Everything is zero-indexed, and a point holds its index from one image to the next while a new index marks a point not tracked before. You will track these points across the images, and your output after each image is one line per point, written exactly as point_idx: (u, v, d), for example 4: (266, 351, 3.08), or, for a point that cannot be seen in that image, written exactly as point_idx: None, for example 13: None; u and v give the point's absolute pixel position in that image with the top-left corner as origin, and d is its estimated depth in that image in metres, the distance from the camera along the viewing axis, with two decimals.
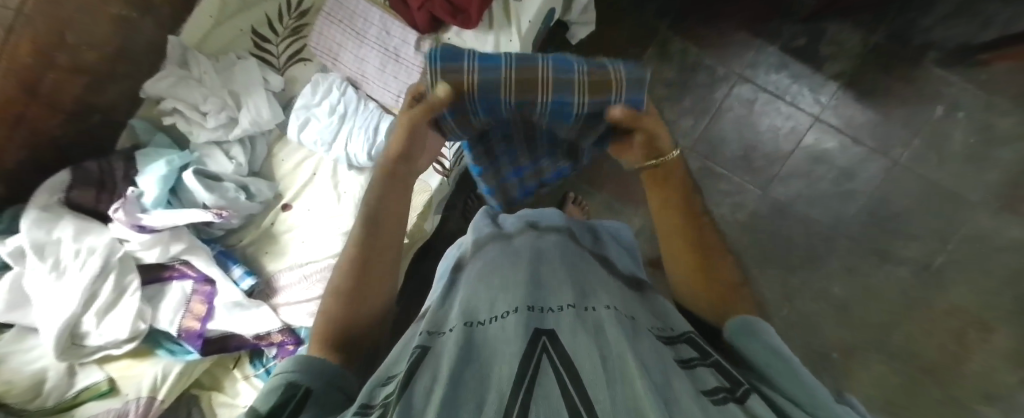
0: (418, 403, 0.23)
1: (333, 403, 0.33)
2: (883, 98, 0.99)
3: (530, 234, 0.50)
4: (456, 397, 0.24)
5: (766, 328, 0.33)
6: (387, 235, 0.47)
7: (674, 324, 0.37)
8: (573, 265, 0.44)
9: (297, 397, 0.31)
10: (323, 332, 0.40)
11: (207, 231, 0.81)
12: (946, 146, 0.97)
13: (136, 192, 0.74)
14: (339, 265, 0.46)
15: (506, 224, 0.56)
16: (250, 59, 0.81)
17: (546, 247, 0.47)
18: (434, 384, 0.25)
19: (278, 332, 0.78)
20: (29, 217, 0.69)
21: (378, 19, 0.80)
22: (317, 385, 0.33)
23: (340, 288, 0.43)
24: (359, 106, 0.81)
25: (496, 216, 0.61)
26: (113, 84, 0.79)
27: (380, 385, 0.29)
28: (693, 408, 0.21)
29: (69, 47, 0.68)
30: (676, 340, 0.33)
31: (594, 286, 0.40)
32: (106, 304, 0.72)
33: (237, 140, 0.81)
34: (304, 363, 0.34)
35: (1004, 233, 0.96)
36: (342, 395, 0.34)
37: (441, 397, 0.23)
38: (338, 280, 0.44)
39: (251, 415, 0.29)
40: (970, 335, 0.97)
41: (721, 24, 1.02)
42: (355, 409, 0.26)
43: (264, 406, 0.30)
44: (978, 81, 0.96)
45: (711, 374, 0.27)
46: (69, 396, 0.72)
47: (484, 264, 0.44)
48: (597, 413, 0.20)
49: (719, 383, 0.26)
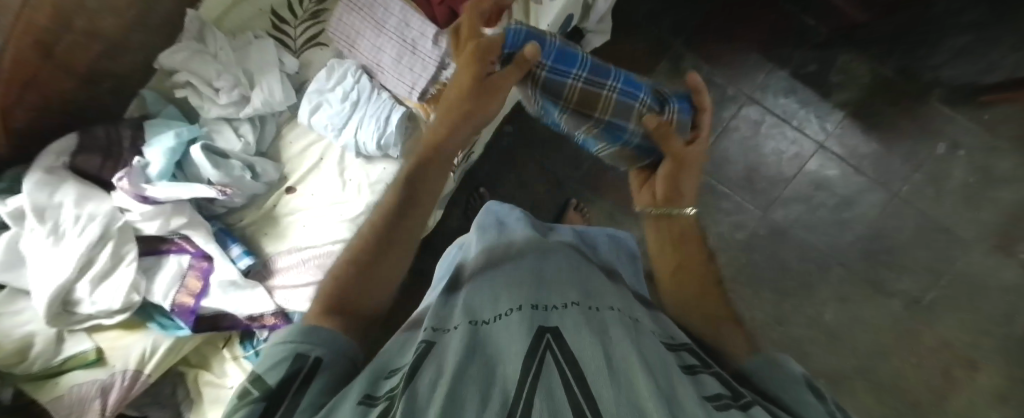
0: (421, 394, 0.23)
1: (344, 370, 0.32)
2: (887, 131, 1.00)
3: (536, 236, 0.51)
4: (459, 388, 0.24)
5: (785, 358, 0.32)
6: (404, 232, 0.46)
7: (676, 334, 0.37)
8: (581, 270, 0.44)
9: (307, 367, 0.30)
10: (320, 305, 0.39)
11: (208, 208, 0.81)
12: (946, 183, 0.99)
13: (141, 162, 0.74)
14: (353, 243, 0.45)
15: (509, 221, 0.56)
16: (267, 40, 0.81)
17: (552, 250, 0.47)
18: (437, 379, 0.25)
19: (271, 314, 0.77)
20: (31, 179, 0.69)
21: (398, 10, 0.80)
22: (326, 355, 0.32)
23: (351, 261, 0.43)
24: (372, 95, 0.81)
25: (497, 210, 0.60)
26: (129, 53, 0.79)
27: (380, 379, 0.29)
28: (693, 402, 0.22)
29: (87, 12, 0.68)
30: (678, 347, 0.33)
31: (598, 287, 0.40)
32: (102, 271, 0.72)
33: (248, 118, 0.81)
34: (308, 332, 0.33)
35: (997, 273, 0.97)
36: (349, 362, 0.33)
37: (445, 389, 0.23)
38: (347, 261, 0.43)
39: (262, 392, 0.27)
40: (955, 372, 0.98)
41: (734, 45, 1.04)
42: (357, 398, 0.26)
43: (275, 379, 0.28)
44: (981, 121, 0.97)
45: (712, 379, 0.27)
46: (55, 362, 0.71)
47: (487, 261, 0.45)
48: (599, 412, 0.21)
49: (718, 384, 0.26)
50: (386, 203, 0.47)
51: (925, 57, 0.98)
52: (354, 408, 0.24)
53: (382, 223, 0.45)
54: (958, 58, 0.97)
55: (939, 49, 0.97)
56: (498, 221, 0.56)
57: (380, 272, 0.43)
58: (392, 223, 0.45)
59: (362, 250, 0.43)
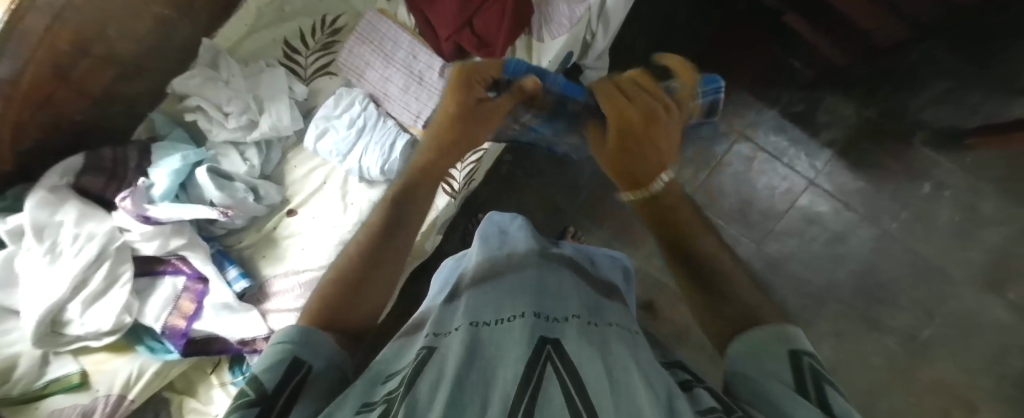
0: (423, 399, 0.24)
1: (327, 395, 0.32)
2: (875, 170, 1.03)
3: (535, 245, 0.50)
4: (457, 397, 0.24)
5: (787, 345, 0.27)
6: (392, 254, 0.45)
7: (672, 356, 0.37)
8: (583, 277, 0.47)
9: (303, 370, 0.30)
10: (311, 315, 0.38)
11: (208, 229, 0.81)
12: (935, 222, 1.01)
13: (146, 183, 0.74)
14: (339, 262, 0.44)
15: (511, 231, 0.56)
16: (279, 69, 0.84)
17: (552, 260, 0.47)
18: (438, 385, 0.25)
19: (263, 339, 0.76)
20: (35, 197, 0.69)
21: (406, 43, 0.84)
22: (320, 365, 0.32)
23: (342, 277, 0.42)
24: (378, 122, 0.83)
25: (499, 220, 0.59)
26: (143, 76, 0.81)
27: (376, 384, 0.30)
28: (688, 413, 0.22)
29: (106, 38, 0.71)
30: (676, 366, 0.33)
31: (599, 304, 0.40)
32: (96, 292, 0.71)
33: (254, 142, 0.82)
34: (304, 333, 0.33)
35: (988, 313, 0.98)
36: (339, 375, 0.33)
37: (446, 394, 0.24)
38: (335, 275, 0.42)
39: (253, 390, 0.27)
40: (953, 413, 0.97)
41: (725, 84, 1.08)
42: (356, 405, 0.27)
43: (271, 381, 0.28)
44: (964, 163, 1.01)
45: (707, 393, 0.26)
46: (36, 386, 0.69)
47: (486, 268, 0.45)
48: None
49: (709, 395, 0.25)
50: (378, 217, 0.48)
51: (908, 101, 1.02)
52: (352, 413, 0.25)
53: (370, 244, 0.45)
54: (941, 103, 1.01)
55: (920, 94, 1.02)
56: (500, 230, 0.56)
57: (371, 292, 0.42)
58: (381, 243, 0.45)
59: (359, 262, 0.43)
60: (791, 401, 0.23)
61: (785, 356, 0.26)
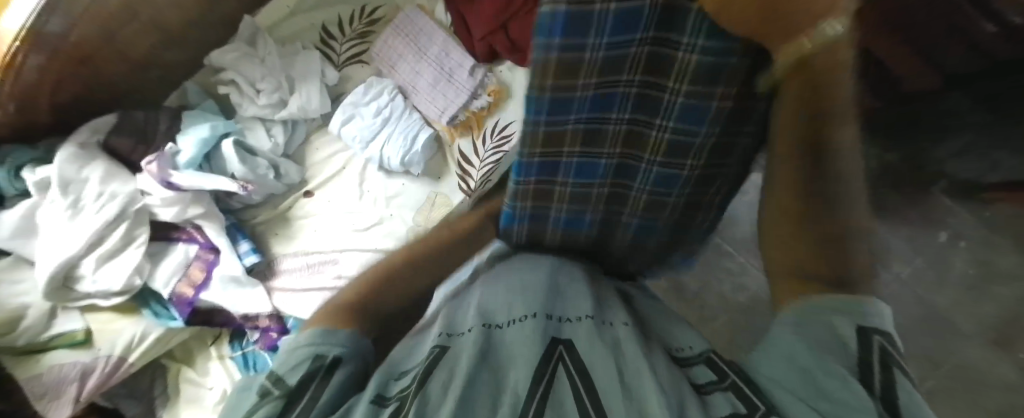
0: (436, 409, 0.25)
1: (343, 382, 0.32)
2: (894, 214, 1.01)
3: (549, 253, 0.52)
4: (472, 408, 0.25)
5: (875, 309, 0.28)
6: (413, 274, 0.45)
7: (678, 340, 0.38)
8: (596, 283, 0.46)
9: (325, 367, 0.32)
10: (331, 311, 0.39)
11: (226, 201, 0.83)
12: (948, 274, 0.99)
13: (173, 150, 0.77)
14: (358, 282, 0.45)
15: None
16: (313, 52, 0.87)
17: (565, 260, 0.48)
18: (449, 391, 0.26)
19: (265, 316, 0.77)
20: (66, 152, 0.72)
21: (440, 40, 0.86)
22: (346, 354, 0.34)
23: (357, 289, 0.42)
24: (404, 113, 0.85)
25: None
26: (183, 45, 0.84)
27: (390, 381, 0.31)
28: None
29: (155, 4, 0.73)
30: (694, 363, 0.33)
31: (611, 300, 0.40)
32: (111, 251, 0.72)
33: (281, 120, 0.84)
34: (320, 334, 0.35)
35: (997, 373, 0.94)
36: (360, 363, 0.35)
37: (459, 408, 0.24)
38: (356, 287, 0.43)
39: (279, 391, 0.30)
40: None
41: None
42: (370, 399, 0.28)
43: (293, 379, 0.31)
44: (982, 217, 0.99)
45: (731, 392, 0.28)
46: (42, 338, 0.70)
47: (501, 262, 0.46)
48: None
49: (729, 399, 0.27)
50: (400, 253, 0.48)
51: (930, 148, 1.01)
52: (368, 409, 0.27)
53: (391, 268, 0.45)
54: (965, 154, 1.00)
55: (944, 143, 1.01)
56: None
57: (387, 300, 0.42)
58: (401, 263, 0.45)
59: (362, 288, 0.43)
60: (839, 388, 0.25)
61: (850, 336, 0.27)
